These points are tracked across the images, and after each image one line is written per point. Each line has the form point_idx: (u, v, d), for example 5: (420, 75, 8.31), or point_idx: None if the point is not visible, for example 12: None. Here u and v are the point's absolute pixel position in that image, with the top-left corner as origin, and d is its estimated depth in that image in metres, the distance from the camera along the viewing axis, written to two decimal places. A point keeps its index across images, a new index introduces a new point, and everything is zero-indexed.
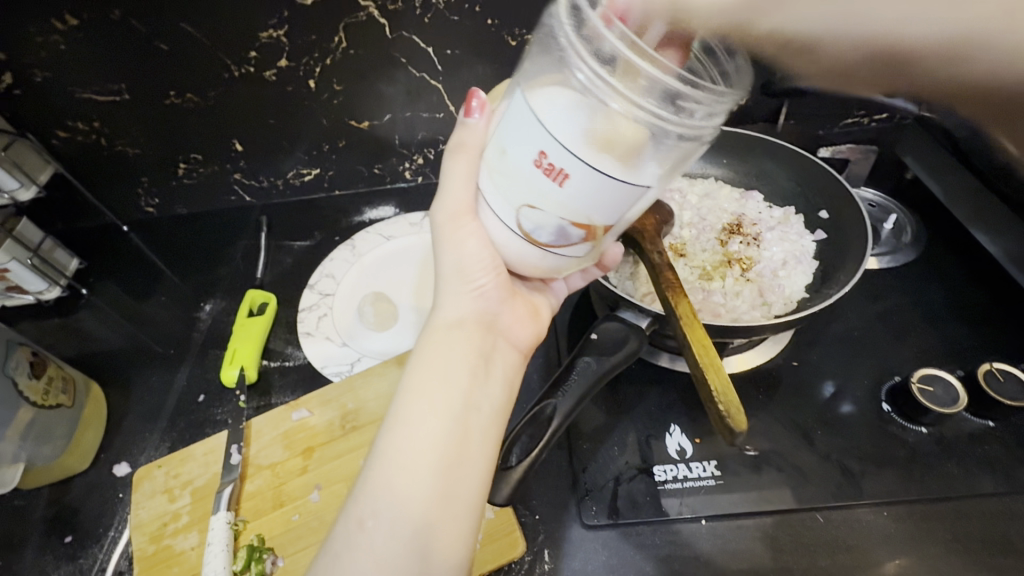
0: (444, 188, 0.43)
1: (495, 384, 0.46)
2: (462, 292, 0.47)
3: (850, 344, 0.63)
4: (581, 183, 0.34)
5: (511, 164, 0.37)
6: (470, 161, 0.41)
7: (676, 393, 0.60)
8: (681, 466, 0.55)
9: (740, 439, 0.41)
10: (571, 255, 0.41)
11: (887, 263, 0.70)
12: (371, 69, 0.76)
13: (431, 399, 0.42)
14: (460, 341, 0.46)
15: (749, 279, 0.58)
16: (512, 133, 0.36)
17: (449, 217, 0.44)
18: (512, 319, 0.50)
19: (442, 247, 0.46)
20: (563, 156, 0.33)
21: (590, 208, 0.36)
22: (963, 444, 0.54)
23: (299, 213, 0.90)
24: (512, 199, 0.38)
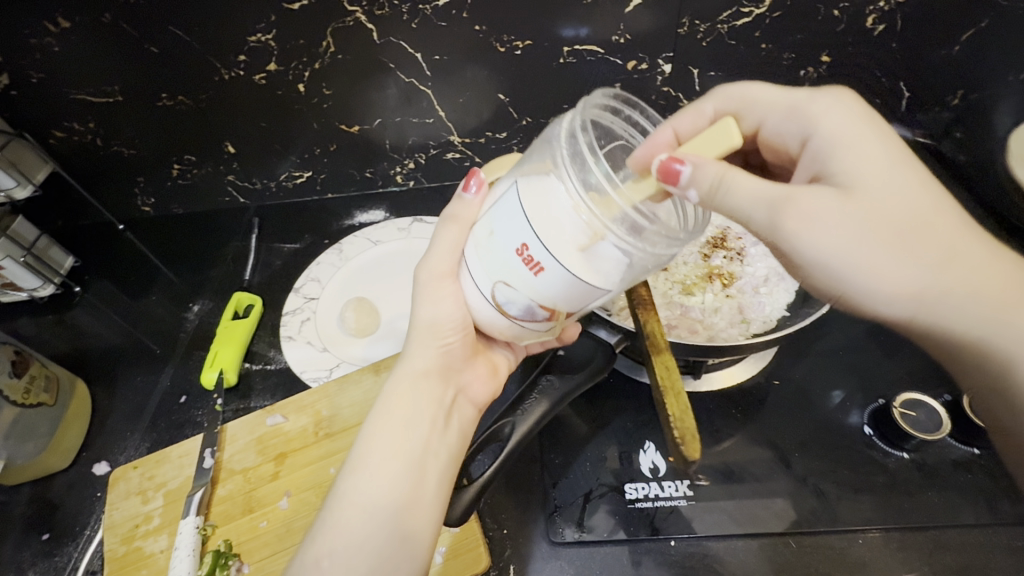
0: (431, 251, 0.45)
1: (454, 441, 0.46)
2: (431, 346, 0.47)
3: (836, 363, 0.61)
4: (553, 277, 0.36)
5: (495, 245, 0.39)
6: (460, 231, 0.44)
7: (652, 408, 0.60)
8: (653, 484, 0.54)
9: (694, 469, 0.39)
10: (532, 330, 0.43)
11: None
12: (360, 74, 0.76)
13: (400, 449, 0.43)
14: (424, 393, 0.46)
15: (730, 294, 0.57)
16: (502, 217, 0.38)
17: (427, 273, 0.45)
18: (475, 377, 0.51)
19: (420, 301, 0.46)
20: (542, 250, 0.36)
21: (557, 296, 0.38)
22: (945, 472, 0.53)
23: (291, 215, 0.90)
24: (490, 272, 0.40)
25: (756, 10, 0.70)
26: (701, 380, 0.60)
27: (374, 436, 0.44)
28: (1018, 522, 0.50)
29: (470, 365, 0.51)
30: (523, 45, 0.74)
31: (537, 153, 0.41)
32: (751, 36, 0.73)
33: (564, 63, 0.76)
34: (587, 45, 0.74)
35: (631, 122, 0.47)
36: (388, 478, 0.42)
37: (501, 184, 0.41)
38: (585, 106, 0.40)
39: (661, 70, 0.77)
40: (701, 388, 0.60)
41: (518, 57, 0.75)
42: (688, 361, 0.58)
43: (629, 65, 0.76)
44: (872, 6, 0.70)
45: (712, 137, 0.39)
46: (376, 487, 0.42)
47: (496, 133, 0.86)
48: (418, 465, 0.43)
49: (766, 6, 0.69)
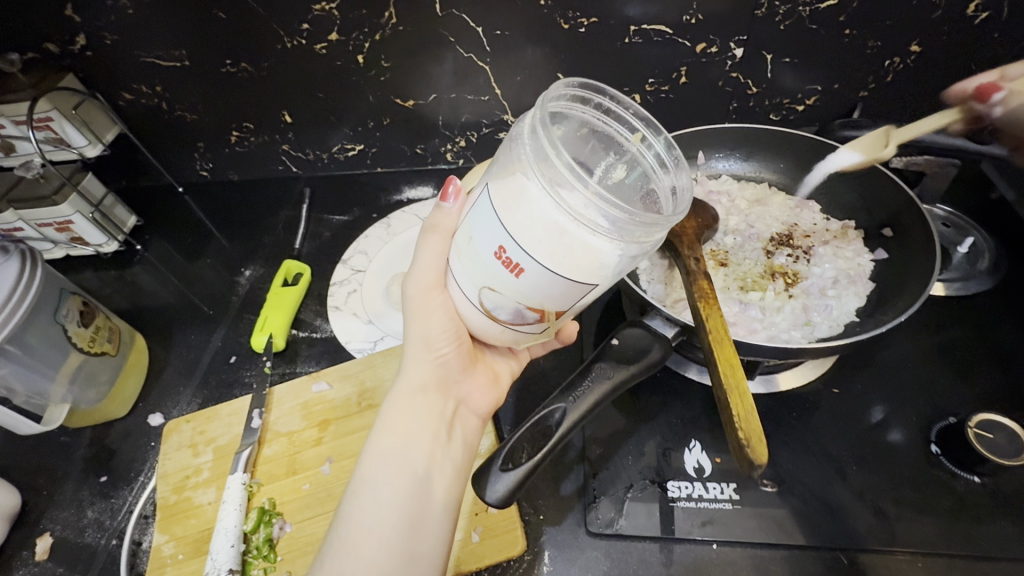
0: (417, 266, 0.44)
1: (459, 453, 0.47)
2: (425, 359, 0.46)
3: (903, 375, 0.58)
4: (537, 278, 0.35)
5: (476, 252, 0.38)
6: (442, 242, 0.42)
7: (700, 407, 0.58)
8: (697, 485, 0.52)
9: (760, 472, 0.38)
10: (527, 334, 0.42)
11: (955, 290, 0.63)
12: (419, 48, 0.75)
13: (398, 462, 0.44)
14: (423, 407, 0.46)
15: (793, 294, 0.54)
16: (479, 224, 0.37)
17: (416, 292, 0.44)
18: (474, 387, 0.50)
19: (410, 318, 0.45)
20: (521, 254, 0.35)
21: (545, 297, 0.37)
22: (1020, 501, 0.49)
23: (342, 187, 0.91)
24: (473, 280, 0.39)
25: None
26: (758, 381, 0.58)
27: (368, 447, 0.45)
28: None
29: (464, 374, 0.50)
30: (588, 23, 0.71)
31: (507, 153, 0.39)
32: (834, 21, 0.68)
33: (629, 44, 0.73)
34: (655, 25, 0.70)
35: (605, 110, 0.42)
36: (391, 489, 0.42)
37: (475, 188, 0.39)
38: (545, 101, 0.38)
39: (732, 55, 0.73)
40: (754, 390, 0.57)
41: (581, 35, 0.73)
42: (744, 361, 0.56)
43: (698, 48, 0.72)
44: None
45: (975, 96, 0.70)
46: (377, 496, 0.42)
47: None
48: (416, 475, 0.43)
49: None
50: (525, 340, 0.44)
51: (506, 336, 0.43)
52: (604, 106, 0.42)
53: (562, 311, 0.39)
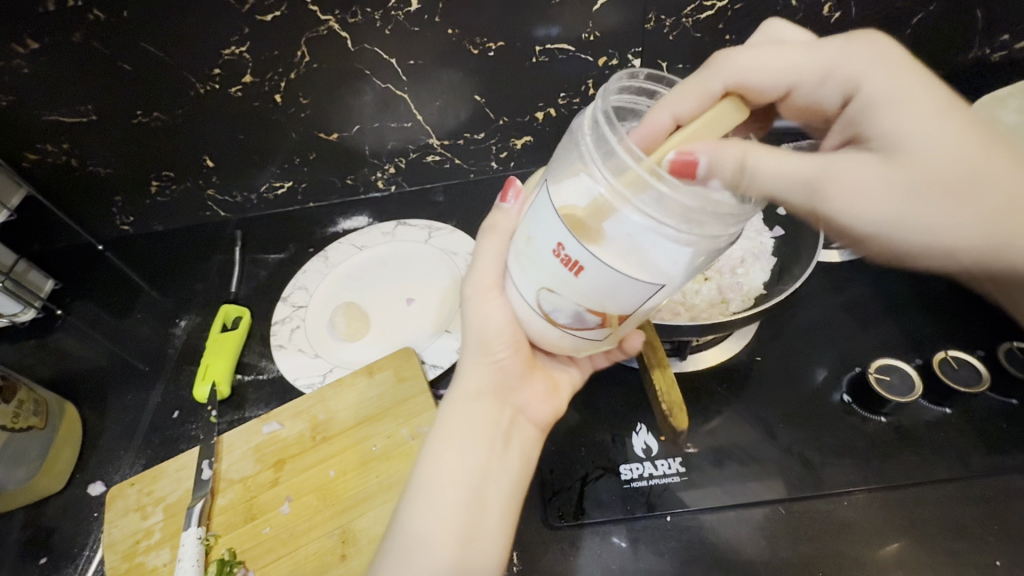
0: (475, 267, 0.46)
1: (514, 462, 0.48)
2: (482, 364, 0.49)
3: (814, 336, 0.64)
4: (597, 276, 0.36)
5: (535, 252, 0.39)
6: (501, 241, 0.45)
7: (642, 392, 0.61)
8: (647, 464, 0.55)
9: (682, 438, 0.47)
10: (587, 339, 0.43)
11: (848, 255, 0.71)
12: (336, 82, 0.77)
13: (454, 471, 0.45)
14: (480, 414, 0.48)
15: (708, 276, 0.59)
16: (538, 223, 0.38)
17: (473, 292, 0.46)
18: (532, 395, 0.52)
19: (467, 320, 0.48)
20: (580, 250, 0.35)
21: (605, 297, 0.37)
22: (920, 432, 0.55)
23: (275, 226, 0.90)
24: (532, 281, 0.40)
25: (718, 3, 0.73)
26: (689, 360, 0.62)
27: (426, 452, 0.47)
28: (986, 475, 0.53)
29: (524, 384, 0.52)
30: (496, 47, 0.75)
31: (566, 156, 0.41)
32: (715, 28, 0.76)
33: (536, 63, 0.78)
34: (558, 44, 0.75)
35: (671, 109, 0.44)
36: (447, 497, 0.44)
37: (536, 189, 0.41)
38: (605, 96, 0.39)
39: (631, 65, 0.79)
40: (688, 369, 0.62)
41: (491, 59, 0.77)
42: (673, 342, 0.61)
43: (600, 62, 0.78)
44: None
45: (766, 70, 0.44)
46: (433, 508, 0.44)
47: (474, 134, 0.87)
48: (474, 479, 0.45)
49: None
50: (585, 344, 0.44)
51: (566, 340, 0.44)
52: (675, 109, 0.44)
53: (625, 314, 0.39)
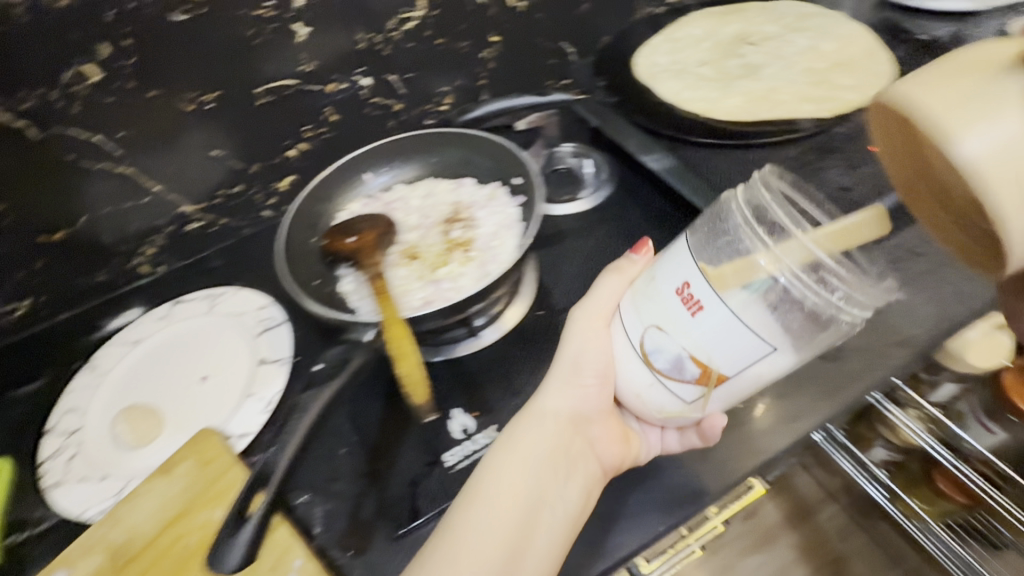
0: (594, 297, 0.52)
1: (574, 494, 0.50)
2: (568, 389, 0.53)
3: (581, 277, 0.72)
4: (714, 317, 0.41)
5: (656, 291, 0.45)
6: (620, 281, 0.52)
7: (451, 381, 0.64)
8: (467, 443, 0.58)
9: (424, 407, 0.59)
10: (677, 392, 0.46)
11: (591, 200, 0.80)
12: (38, 177, 0.68)
13: (512, 484, 0.49)
14: (551, 432, 0.52)
15: (470, 257, 0.64)
16: (665, 267, 0.45)
17: (584, 317, 0.52)
18: (605, 434, 0.54)
19: (566, 341, 0.53)
20: (705, 291, 0.41)
21: (716, 349, 0.42)
22: None
23: (22, 354, 0.77)
24: (645, 318, 0.46)
25: (415, 14, 0.79)
26: (491, 330, 0.68)
27: (489, 458, 0.51)
28: None
29: (600, 420, 0.54)
30: (211, 98, 0.73)
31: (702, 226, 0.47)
32: (423, 35, 0.82)
33: (263, 104, 0.77)
34: (277, 81, 0.75)
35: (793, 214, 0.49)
36: (497, 513, 0.48)
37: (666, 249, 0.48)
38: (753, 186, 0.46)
39: (362, 85, 0.82)
40: (487, 341, 0.66)
41: (211, 112, 0.74)
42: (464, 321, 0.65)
43: (329, 88, 0.80)
44: None
45: (983, 68, 0.29)
46: (486, 518, 0.47)
47: (231, 190, 0.83)
48: (532, 497, 0.49)
49: (420, 9, 0.78)
50: (678, 402, 0.47)
51: (656, 392, 0.48)
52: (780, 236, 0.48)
53: (724, 372, 0.43)
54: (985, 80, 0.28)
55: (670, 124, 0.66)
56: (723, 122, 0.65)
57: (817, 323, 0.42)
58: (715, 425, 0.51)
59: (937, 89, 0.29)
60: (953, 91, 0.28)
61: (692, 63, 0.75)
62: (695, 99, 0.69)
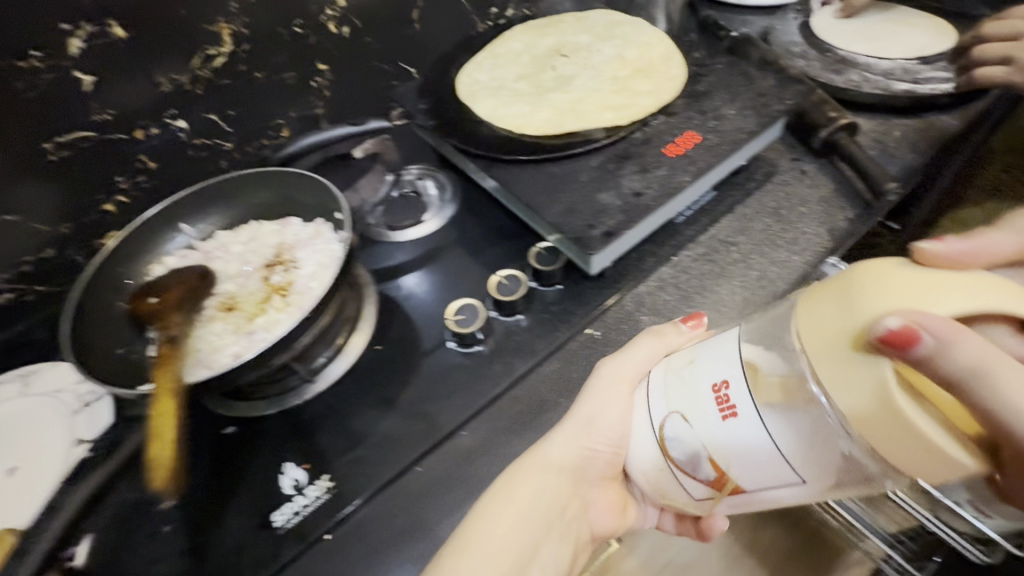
0: (629, 357, 0.55)
1: (563, 552, 0.54)
2: (575, 445, 0.54)
3: (421, 304, 0.71)
4: (744, 428, 0.40)
5: (694, 376, 0.44)
6: (657, 348, 0.54)
7: (285, 433, 0.61)
8: (296, 500, 0.56)
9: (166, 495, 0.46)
10: (686, 483, 0.46)
11: (435, 220, 0.79)
12: None
13: (503, 533, 0.51)
14: (548, 487, 0.54)
15: (288, 302, 0.61)
16: (710, 357, 0.44)
17: (610, 376, 0.55)
18: (602, 500, 0.58)
19: (586, 398, 0.55)
20: (741, 397, 0.40)
21: (735, 456, 0.41)
22: (507, 343, 0.64)
23: None
24: (672, 403, 0.45)
25: (223, 49, 0.75)
26: (340, 361, 0.65)
27: (488, 505, 0.52)
28: (554, 351, 0.63)
29: (600, 486, 0.58)
30: None
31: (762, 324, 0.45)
32: (238, 70, 0.78)
33: (58, 159, 0.70)
34: (71, 134, 0.69)
35: None
36: (494, 558, 0.49)
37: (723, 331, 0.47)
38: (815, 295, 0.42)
39: (178, 127, 0.77)
40: (327, 382, 0.64)
41: None
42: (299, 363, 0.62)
43: (137, 135, 0.74)
44: (324, 15, 0.81)
45: (994, 286, 0.34)
46: (479, 562, 0.48)
47: (41, 255, 0.74)
48: (522, 551, 0.51)
49: (228, 44, 0.75)
50: (685, 494, 0.48)
51: (663, 475, 0.48)
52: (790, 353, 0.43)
53: (744, 483, 0.42)
54: (975, 285, 0.34)
55: (482, 142, 0.67)
56: (530, 136, 0.66)
57: (842, 459, 0.39)
58: (713, 524, 0.56)
59: (827, 305, 0.36)
60: (887, 312, 0.33)
61: (510, 78, 0.76)
62: (509, 115, 0.69)
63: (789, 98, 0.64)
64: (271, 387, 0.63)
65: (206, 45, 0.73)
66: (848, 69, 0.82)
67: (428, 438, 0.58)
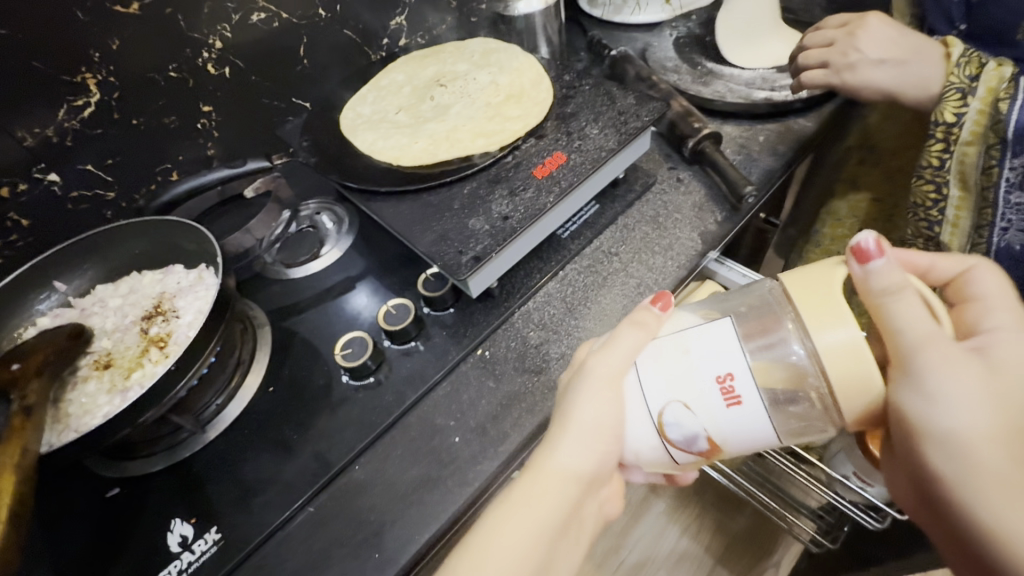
0: (614, 347, 0.47)
1: (575, 553, 0.49)
2: (590, 451, 0.47)
3: (315, 339, 0.71)
4: (746, 409, 0.43)
5: (692, 363, 0.44)
6: (644, 336, 0.47)
7: (173, 488, 0.60)
8: (183, 556, 0.55)
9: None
10: (681, 462, 0.46)
11: (332, 253, 0.80)
12: None
13: (518, 561, 0.44)
14: (562, 497, 0.47)
15: (166, 352, 0.60)
16: (709, 345, 0.44)
17: (603, 372, 0.47)
18: (603, 489, 0.53)
19: (581, 398, 0.47)
20: (747, 388, 0.42)
21: (732, 432, 0.44)
22: (399, 371, 0.65)
23: None
24: (672, 391, 0.44)
25: (90, 98, 0.73)
26: (235, 402, 0.65)
27: (501, 528, 0.45)
28: (446, 375, 0.65)
29: (602, 476, 0.52)
30: None
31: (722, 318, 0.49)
32: (111, 118, 0.75)
33: None
34: None
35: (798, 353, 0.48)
36: None
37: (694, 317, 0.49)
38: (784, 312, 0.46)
39: (49, 180, 0.73)
40: (221, 428, 0.63)
41: None
42: (190, 411, 0.62)
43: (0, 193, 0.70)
44: (201, 57, 0.80)
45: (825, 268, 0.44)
46: None
47: None
48: (542, 569, 0.45)
49: (95, 93, 0.72)
50: (671, 469, 0.47)
51: (656, 456, 0.46)
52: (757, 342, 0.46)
53: (729, 451, 0.45)
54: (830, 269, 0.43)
55: (361, 176, 0.68)
56: (406, 167, 0.68)
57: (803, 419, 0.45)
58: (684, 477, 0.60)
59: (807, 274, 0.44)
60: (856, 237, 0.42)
61: (392, 110, 0.78)
62: (388, 148, 0.71)
63: (647, 114, 0.67)
64: (163, 439, 0.62)
65: (70, 96, 0.70)
66: (715, 81, 0.88)
67: (319, 476, 0.58)
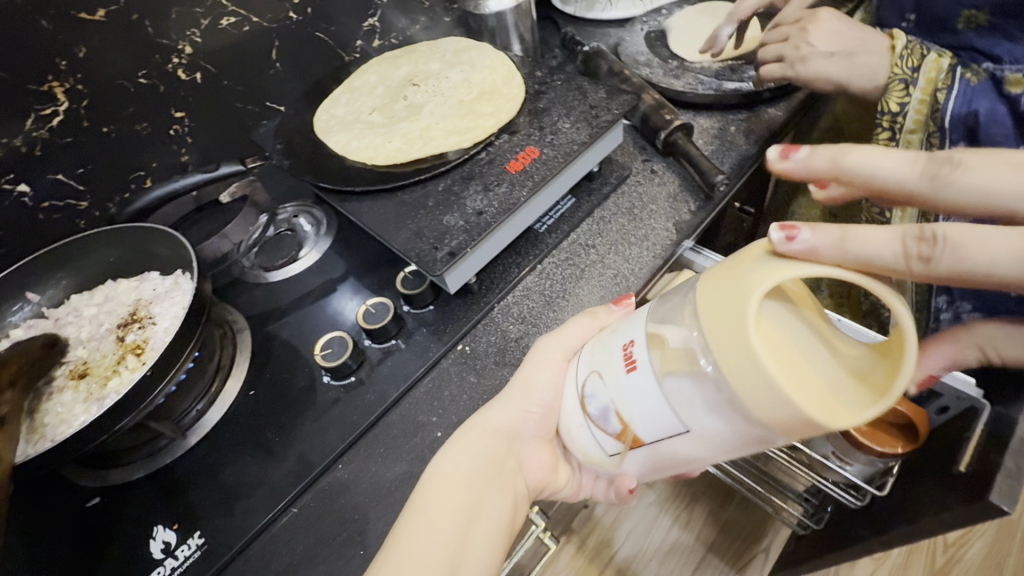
0: (560, 334, 0.55)
1: (506, 514, 0.49)
2: (515, 411, 0.53)
3: (296, 341, 0.71)
4: (641, 377, 0.40)
5: (611, 340, 0.45)
6: (586, 329, 0.55)
7: (155, 494, 0.59)
8: (166, 562, 0.55)
9: None
10: (603, 439, 0.45)
11: (309, 255, 0.80)
12: None
13: (445, 500, 0.48)
14: (487, 450, 0.51)
15: (144, 359, 0.60)
16: (625, 322, 0.45)
17: (544, 352, 0.55)
18: (536, 461, 0.54)
19: (527, 371, 0.54)
20: (643, 352, 0.40)
21: (639, 408, 0.40)
22: (381, 370, 0.66)
23: None
24: (592, 364, 0.45)
25: (58, 106, 0.71)
26: (215, 408, 0.65)
27: (435, 478, 0.50)
28: (427, 372, 0.65)
29: (535, 444, 0.55)
30: None
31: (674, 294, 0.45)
32: (81, 126, 0.74)
33: None
34: None
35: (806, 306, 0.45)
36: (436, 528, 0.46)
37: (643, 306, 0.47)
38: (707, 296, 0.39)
39: (19, 191, 0.72)
40: (201, 433, 0.63)
41: None
42: (168, 419, 0.62)
43: None
44: (171, 62, 0.79)
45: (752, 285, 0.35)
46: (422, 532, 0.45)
47: None
48: (471, 512, 0.47)
49: (63, 101, 0.71)
50: (600, 451, 0.46)
51: (584, 434, 0.46)
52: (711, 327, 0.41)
53: (645, 430, 0.41)
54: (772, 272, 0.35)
55: (336, 177, 0.68)
56: (380, 166, 0.68)
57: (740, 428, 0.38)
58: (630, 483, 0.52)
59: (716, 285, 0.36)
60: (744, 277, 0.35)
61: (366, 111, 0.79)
62: (362, 148, 0.71)
63: (617, 107, 0.68)
64: (143, 447, 0.62)
65: (37, 104, 0.69)
66: (686, 73, 0.90)
67: (301, 476, 0.58)
